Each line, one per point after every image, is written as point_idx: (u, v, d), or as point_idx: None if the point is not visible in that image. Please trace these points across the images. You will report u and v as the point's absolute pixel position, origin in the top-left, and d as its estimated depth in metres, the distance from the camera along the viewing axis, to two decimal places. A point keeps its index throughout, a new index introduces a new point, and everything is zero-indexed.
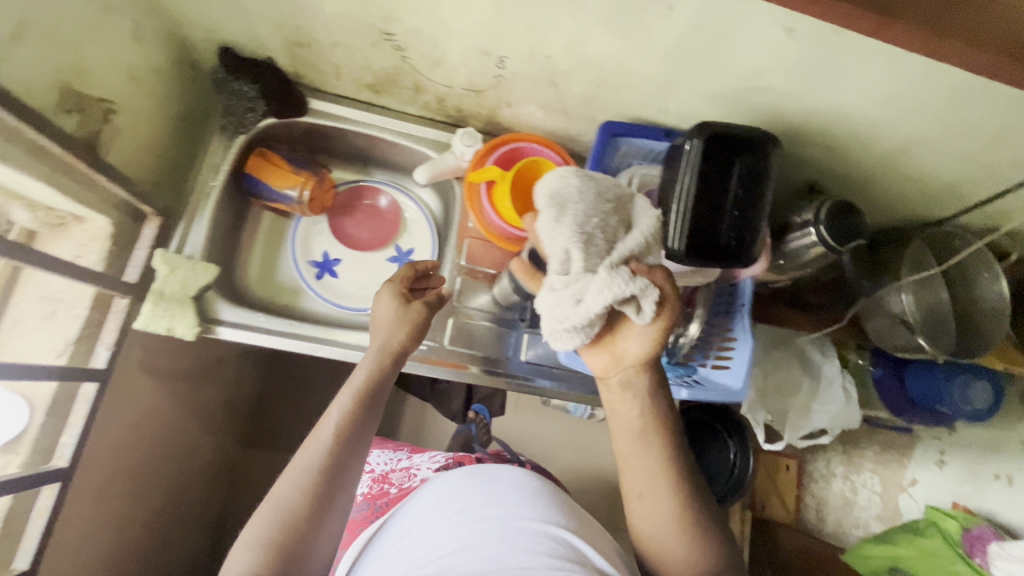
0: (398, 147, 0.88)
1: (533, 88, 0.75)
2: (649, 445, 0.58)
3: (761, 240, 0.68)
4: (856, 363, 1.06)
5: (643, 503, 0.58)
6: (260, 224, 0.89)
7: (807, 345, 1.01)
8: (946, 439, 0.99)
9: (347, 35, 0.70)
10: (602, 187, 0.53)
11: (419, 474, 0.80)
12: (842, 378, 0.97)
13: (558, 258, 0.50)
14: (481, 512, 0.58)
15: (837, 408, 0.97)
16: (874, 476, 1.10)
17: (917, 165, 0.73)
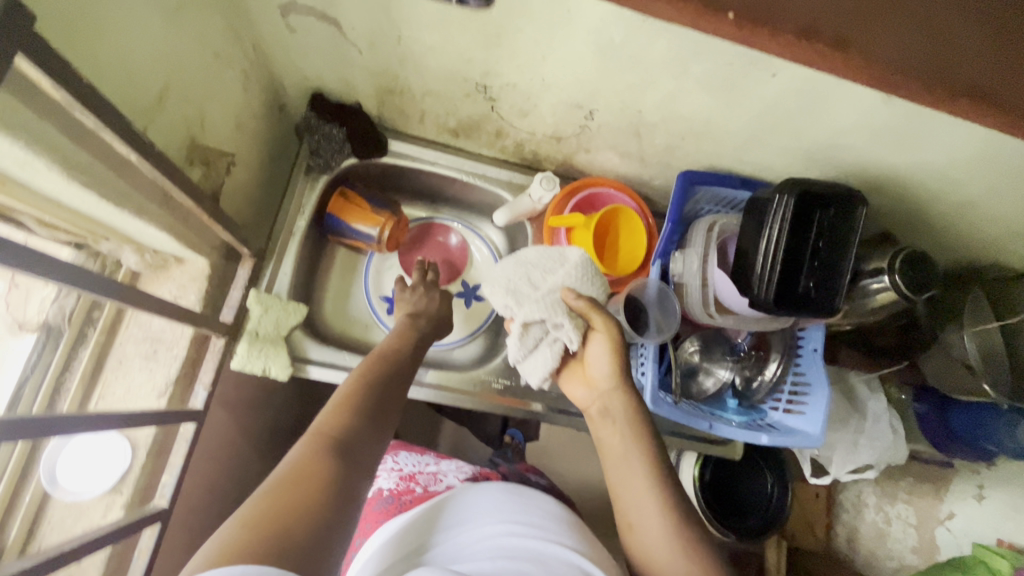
0: (471, 187, 0.90)
1: (616, 137, 0.77)
2: (633, 460, 0.58)
3: (843, 293, 0.69)
4: (899, 398, 1.08)
5: (631, 505, 0.57)
6: (334, 259, 0.90)
7: (857, 382, 1.01)
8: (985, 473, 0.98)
9: (442, 86, 0.72)
10: (528, 255, 0.70)
11: (445, 480, 0.75)
12: (889, 414, 0.98)
13: (502, 309, 0.69)
14: (520, 528, 0.58)
15: (884, 443, 0.97)
16: (909, 508, 1.07)
17: (987, 218, 0.75)
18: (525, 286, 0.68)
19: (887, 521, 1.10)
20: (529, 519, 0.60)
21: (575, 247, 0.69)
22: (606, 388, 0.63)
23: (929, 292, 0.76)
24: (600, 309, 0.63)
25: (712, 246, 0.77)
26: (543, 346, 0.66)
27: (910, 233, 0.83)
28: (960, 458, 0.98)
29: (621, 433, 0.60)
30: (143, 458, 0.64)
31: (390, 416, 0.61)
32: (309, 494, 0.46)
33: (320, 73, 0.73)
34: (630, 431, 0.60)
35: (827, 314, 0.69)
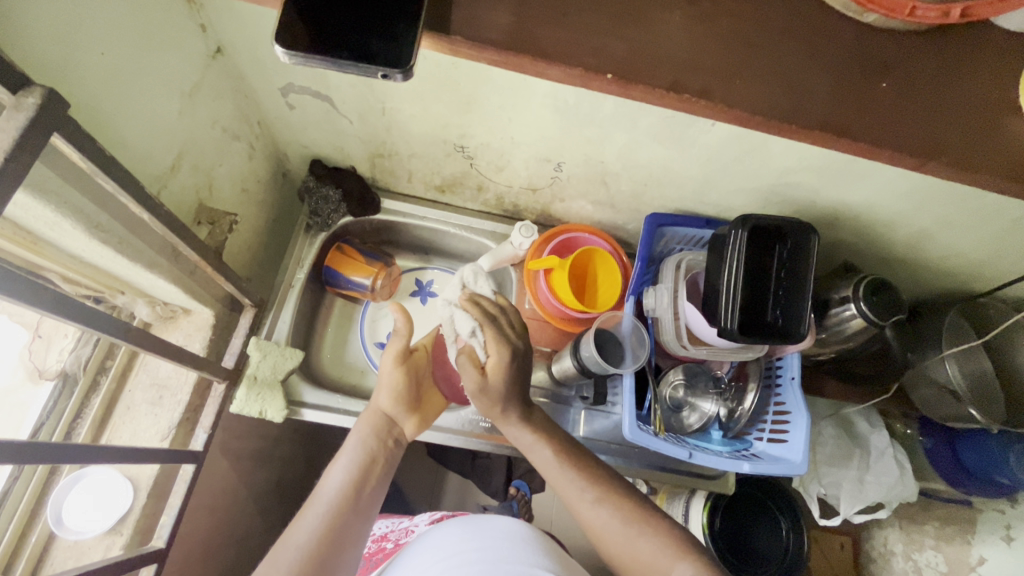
0: (459, 238, 0.97)
1: (585, 186, 0.84)
2: (565, 466, 0.68)
3: (807, 319, 0.73)
4: (903, 432, 1.08)
5: (595, 520, 0.66)
6: (332, 310, 0.96)
7: (853, 416, 1.02)
8: (1010, 512, 0.99)
9: (425, 149, 0.81)
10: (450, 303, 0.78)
11: (416, 529, 0.78)
12: (894, 448, 0.99)
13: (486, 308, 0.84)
14: (475, 556, 0.61)
15: (893, 480, 0.98)
16: (937, 555, 1.05)
17: (944, 246, 0.79)
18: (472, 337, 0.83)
19: (915, 568, 1.07)
20: (480, 544, 0.63)
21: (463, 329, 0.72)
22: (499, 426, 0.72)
23: (898, 317, 0.79)
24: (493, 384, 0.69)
25: (681, 282, 0.81)
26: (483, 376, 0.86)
27: (877, 265, 0.87)
28: (980, 496, 1.00)
29: (553, 469, 0.69)
30: (143, 500, 0.68)
31: (352, 535, 0.60)
32: None
33: (317, 142, 0.83)
34: (555, 467, 0.69)
35: (792, 341, 0.72)
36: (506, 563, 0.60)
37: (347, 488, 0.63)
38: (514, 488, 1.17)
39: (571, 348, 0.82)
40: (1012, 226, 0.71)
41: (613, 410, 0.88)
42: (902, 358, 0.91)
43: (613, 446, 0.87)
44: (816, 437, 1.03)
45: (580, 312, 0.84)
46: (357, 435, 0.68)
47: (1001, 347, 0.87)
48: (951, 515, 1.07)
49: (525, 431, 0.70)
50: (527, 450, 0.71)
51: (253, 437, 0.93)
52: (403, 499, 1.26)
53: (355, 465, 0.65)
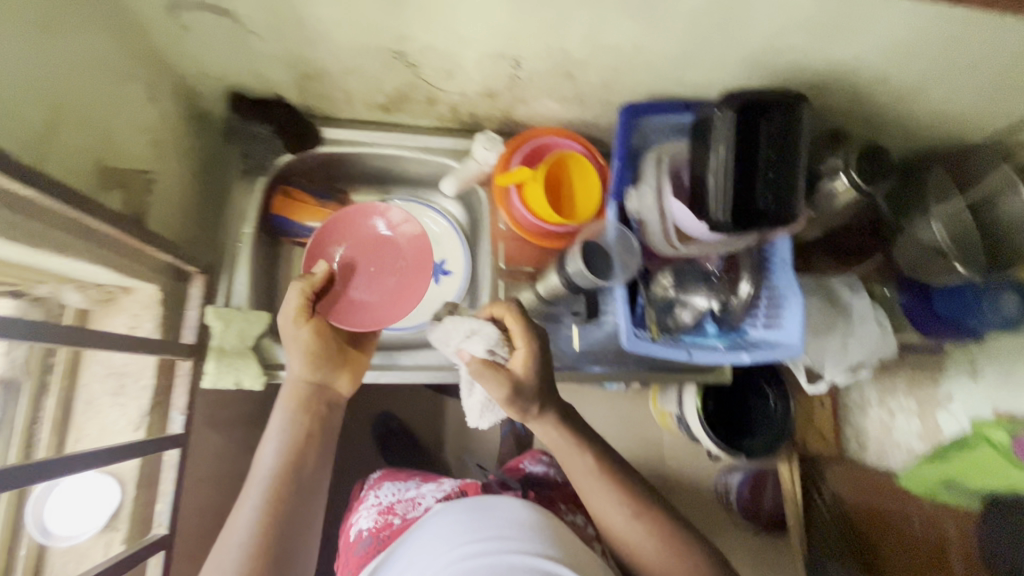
0: (416, 161, 0.88)
1: (549, 81, 0.74)
2: (604, 484, 0.69)
3: (799, 200, 0.68)
4: (882, 293, 1.10)
5: (625, 536, 0.68)
6: (292, 261, 0.89)
7: (837, 285, 1.03)
8: (976, 349, 1.00)
9: (360, 61, 0.69)
10: (466, 330, 0.68)
11: (423, 503, 0.83)
12: (875, 313, 1.00)
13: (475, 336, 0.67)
14: (475, 547, 0.59)
15: (873, 341, 1.01)
16: (909, 399, 1.12)
17: (940, 97, 0.74)
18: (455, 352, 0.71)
19: (889, 413, 1.15)
20: (485, 533, 0.62)
21: (476, 340, 0.67)
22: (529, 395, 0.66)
23: (889, 183, 0.75)
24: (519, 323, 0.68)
25: (665, 176, 0.74)
26: (477, 395, 0.70)
27: (863, 129, 0.82)
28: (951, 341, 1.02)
29: (590, 478, 0.69)
30: (133, 493, 0.64)
31: (301, 515, 0.63)
32: None
33: (231, 67, 0.70)
34: (597, 484, 0.69)
35: (787, 225, 0.69)
36: (505, 553, 0.58)
37: (287, 472, 0.64)
38: None
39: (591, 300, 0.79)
40: (1011, 62, 0.66)
41: (606, 320, 0.85)
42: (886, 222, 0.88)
43: (610, 355, 0.87)
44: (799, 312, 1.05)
45: (560, 227, 0.78)
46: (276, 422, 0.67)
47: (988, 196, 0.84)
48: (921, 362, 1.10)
49: (568, 441, 0.70)
50: (566, 456, 0.70)
51: (240, 404, 0.90)
52: (407, 433, 1.27)
53: (287, 445, 0.66)
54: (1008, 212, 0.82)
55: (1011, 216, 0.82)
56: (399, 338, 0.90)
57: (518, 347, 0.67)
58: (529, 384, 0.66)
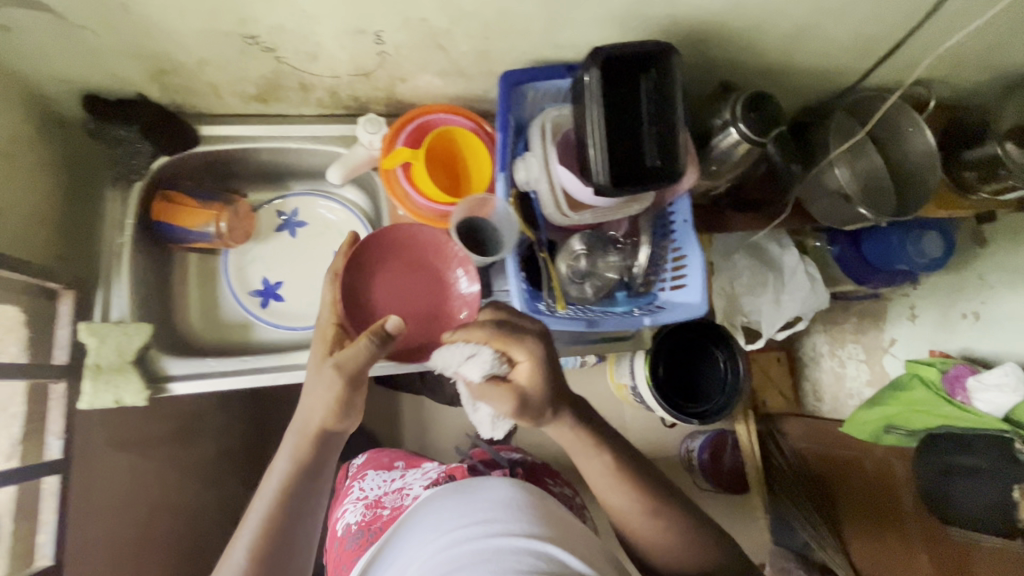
0: (306, 152, 0.85)
1: (421, 55, 0.71)
2: (621, 481, 0.63)
3: (681, 154, 0.67)
4: (814, 247, 1.26)
5: (642, 533, 0.63)
6: (188, 267, 0.85)
7: (767, 243, 1.18)
8: (913, 295, 1.30)
9: (211, 49, 0.66)
10: (458, 354, 0.62)
11: (411, 492, 0.83)
12: (801, 265, 1.15)
13: (469, 362, 0.61)
14: (465, 532, 0.60)
15: (801, 294, 1.15)
16: (857, 346, 1.42)
17: (824, 37, 0.73)
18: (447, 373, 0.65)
19: (840, 362, 1.45)
20: (475, 518, 0.61)
21: (473, 367, 0.60)
22: (533, 413, 0.61)
23: (779, 131, 0.74)
24: (516, 340, 0.60)
25: (551, 144, 0.72)
26: (483, 411, 0.66)
27: (754, 79, 0.81)
28: (880, 284, 1.19)
29: (608, 476, 0.64)
30: (9, 526, 0.61)
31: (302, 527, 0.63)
32: None
33: (77, 68, 0.66)
34: (614, 482, 0.63)
35: (672, 180, 0.67)
36: (494, 535, 0.58)
37: (294, 484, 0.63)
38: None
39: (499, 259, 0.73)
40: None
41: None
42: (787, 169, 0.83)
43: None
44: (735, 270, 1.18)
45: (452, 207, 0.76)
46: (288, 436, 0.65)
47: (893, 135, 0.93)
48: (865, 309, 1.40)
49: (585, 438, 0.64)
50: (580, 456, 0.65)
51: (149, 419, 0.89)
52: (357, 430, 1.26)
53: (297, 458, 0.63)
54: (915, 146, 0.90)
55: (919, 150, 0.90)
56: (308, 335, 0.87)
57: (519, 362, 0.61)
58: (529, 404, 0.60)
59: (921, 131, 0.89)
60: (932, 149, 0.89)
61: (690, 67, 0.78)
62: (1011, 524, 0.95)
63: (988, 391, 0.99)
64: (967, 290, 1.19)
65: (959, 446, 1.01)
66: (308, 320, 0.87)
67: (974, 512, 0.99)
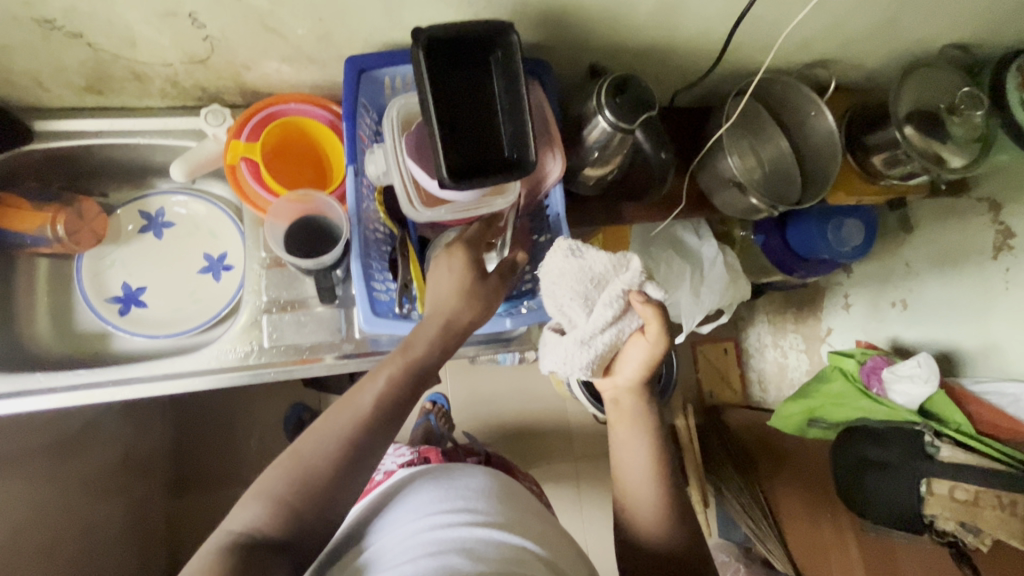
0: (160, 147, 0.79)
1: (256, 41, 0.66)
2: (646, 461, 0.61)
3: (531, 141, 0.62)
4: (742, 236, 1.22)
5: (649, 519, 0.59)
6: (37, 273, 0.80)
7: (682, 233, 1.15)
8: (848, 282, 1.27)
9: (9, 35, 0.60)
10: (616, 269, 0.59)
11: (386, 468, 0.83)
12: (719, 256, 1.13)
13: (631, 281, 0.58)
14: (446, 517, 0.56)
15: (721, 284, 1.13)
16: (798, 336, 1.38)
17: (692, 15, 0.68)
18: (580, 286, 0.60)
19: (783, 353, 1.42)
20: (457, 506, 0.59)
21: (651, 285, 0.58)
22: (627, 387, 0.62)
23: (647, 116, 0.70)
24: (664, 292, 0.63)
25: (399, 135, 0.67)
26: (600, 345, 0.60)
27: (632, 61, 0.76)
28: (810, 272, 1.14)
29: (643, 459, 0.61)
30: None
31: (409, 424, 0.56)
32: (306, 504, 0.48)
33: None
34: (656, 465, 0.61)
35: (523, 170, 0.62)
36: (481, 524, 0.56)
37: (413, 380, 0.56)
38: (433, 403, 1.41)
39: (341, 251, 0.68)
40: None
41: None
42: (654, 157, 0.82)
43: None
44: (654, 262, 1.14)
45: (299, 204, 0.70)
46: (418, 341, 0.58)
47: (796, 120, 0.88)
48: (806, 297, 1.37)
49: (644, 416, 0.62)
50: (622, 437, 0.63)
51: None
52: None
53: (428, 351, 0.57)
54: (819, 132, 0.86)
55: (823, 135, 0.86)
56: (172, 343, 0.81)
57: None
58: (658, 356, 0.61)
59: (821, 115, 0.84)
60: (834, 134, 0.84)
61: (559, 50, 0.73)
62: (923, 521, 0.92)
63: (903, 384, 0.98)
64: (895, 280, 1.15)
65: (872, 439, 0.99)
66: (174, 327, 0.81)
67: (901, 511, 0.94)
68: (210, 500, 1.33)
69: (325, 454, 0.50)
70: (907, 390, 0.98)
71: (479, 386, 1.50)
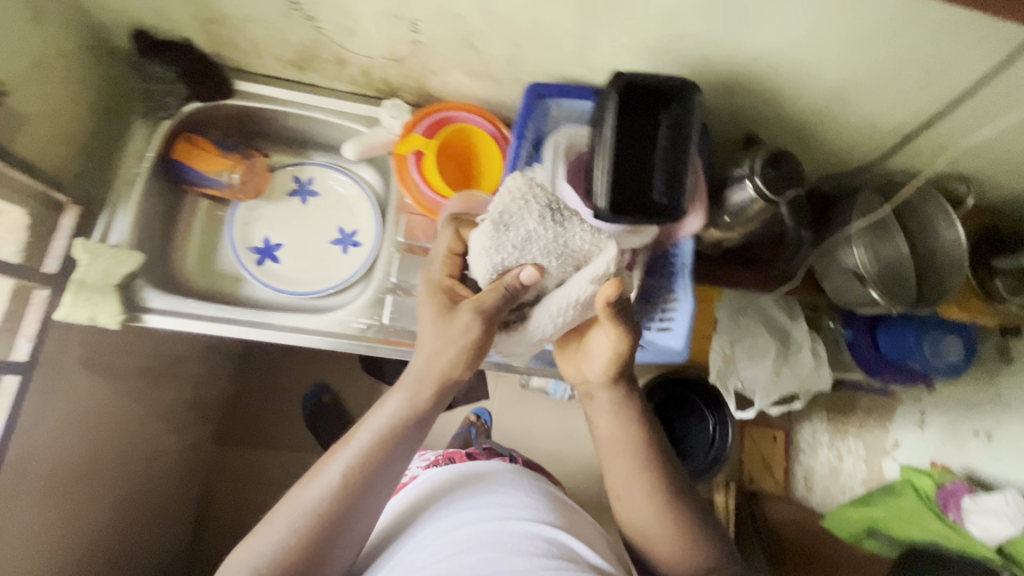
0: (330, 125, 0.87)
1: (455, 53, 0.73)
2: (643, 480, 0.62)
3: (687, 193, 0.66)
4: (829, 326, 1.21)
5: (651, 530, 0.62)
6: (196, 212, 0.88)
7: (776, 311, 1.15)
8: (927, 397, 1.16)
9: (256, 8, 0.69)
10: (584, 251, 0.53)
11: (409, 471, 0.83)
12: (810, 342, 1.12)
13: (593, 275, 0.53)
14: (479, 514, 0.59)
15: (806, 370, 1.13)
16: (858, 442, 1.30)
17: (857, 108, 0.71)
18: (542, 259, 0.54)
19: (838, 456, 1.34)
20: (491, 504, 0.61)
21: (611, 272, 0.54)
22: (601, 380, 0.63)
23: (796, 192, 0.73)
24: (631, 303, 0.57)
25: (561, 161, 0.73)
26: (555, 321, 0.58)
27: (785, 137, 0.79)
28: (893, 379, 1.11)
29: (631, 474, 0.63)
30: None
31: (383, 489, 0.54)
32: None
33: (129, 3, 0.70)
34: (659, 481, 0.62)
35: (673, 217, 0.66)
36: (513, 520, 0.58)
37: (382, 443, 0.54)
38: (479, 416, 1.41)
39: None
40: (928, 68, 0.63)
41: None
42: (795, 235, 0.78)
43: None
44: (740, 333, 1.14)
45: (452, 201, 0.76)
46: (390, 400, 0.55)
47: (923, 229, 0.83)
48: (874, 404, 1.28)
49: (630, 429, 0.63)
50: (611, 451, 0.65)
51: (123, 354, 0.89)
52: None
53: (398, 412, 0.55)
54: (945, 245, 0.81)
55: (949, 249, 0.81)
56: (295, 301, 0.86)
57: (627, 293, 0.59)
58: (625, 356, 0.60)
59: (951, 226, 0.80)
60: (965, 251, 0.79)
61: (719, 113, 0.77)
62: None
63: (985, 519, 0.89)
64: (981, 408, 1.06)
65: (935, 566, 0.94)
66: (299, 287, 0.87)
67: None
68: (252, 457, 1.37)
69: (292, 534, 0.50)
70: (990, 527, 0.88)
71: (525, 413, 1.50)
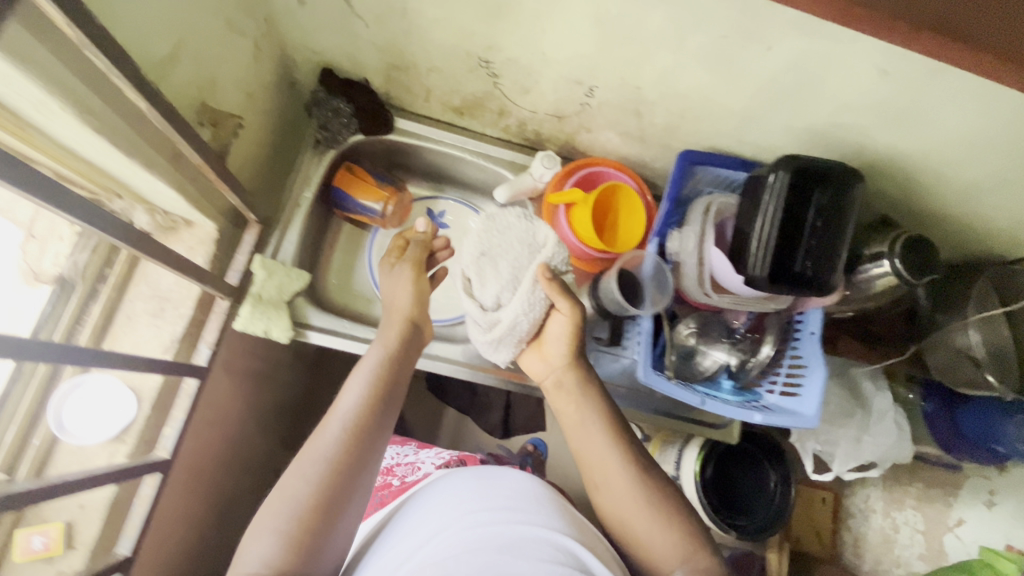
0: (473, 165, 0.93)
1: (617, 117, 0.78)
2: (611, 452, 0.63)
3: (838, 270, 0.70)
4: (905, 396, 1.02)
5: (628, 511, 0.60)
6: (338, 234, 0.94)
7: (860, 377, 0.99)
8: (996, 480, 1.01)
9: (446, 62, 0.75)
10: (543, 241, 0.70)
11: (421, 469, 0.82)
12: (895, 412, 0.95)
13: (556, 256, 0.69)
14: (488, 516, 0.55)
15: (889, 442, 0.95)
16: (917, 515, 1.06)
17: (995, 202, 0.74)
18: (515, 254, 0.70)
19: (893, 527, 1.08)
20: (498, 504, 0.57)
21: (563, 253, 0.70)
22: (560, 364, 0.69)
23: (931, 276, 0.75)
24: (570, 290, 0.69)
25: (710, 226, 0.77)
26: (516, 310, 0.68)
27: (914, 219, 0.82)
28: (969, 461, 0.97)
29: (599, 452, 0.63)
30: (146, 411, 0.69)
31: (374, 455, 0.58)
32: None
33: (329, 46, 0.76)
34: (622, 458, 0.62)
35: (821, 291, 0.70)
36: (520, 524, 0.54)
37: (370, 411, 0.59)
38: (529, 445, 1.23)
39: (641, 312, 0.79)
40: None
41: (624, 353, 0.85)
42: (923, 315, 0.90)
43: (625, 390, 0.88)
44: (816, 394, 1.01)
45: (600, 252, 0.81)
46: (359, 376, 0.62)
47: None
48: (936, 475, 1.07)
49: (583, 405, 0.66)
50: (575, 434, 0.66)
51: (255, 358, 0.94)
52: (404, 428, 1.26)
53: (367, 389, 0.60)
54: None
55: None
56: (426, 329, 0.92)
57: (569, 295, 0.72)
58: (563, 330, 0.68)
59: None
60: None
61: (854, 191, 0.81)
62: None
63: None
64: None
65: None
66: None
67: None
68: None
69: (298, 520, 0.52)
70: None
71: None
